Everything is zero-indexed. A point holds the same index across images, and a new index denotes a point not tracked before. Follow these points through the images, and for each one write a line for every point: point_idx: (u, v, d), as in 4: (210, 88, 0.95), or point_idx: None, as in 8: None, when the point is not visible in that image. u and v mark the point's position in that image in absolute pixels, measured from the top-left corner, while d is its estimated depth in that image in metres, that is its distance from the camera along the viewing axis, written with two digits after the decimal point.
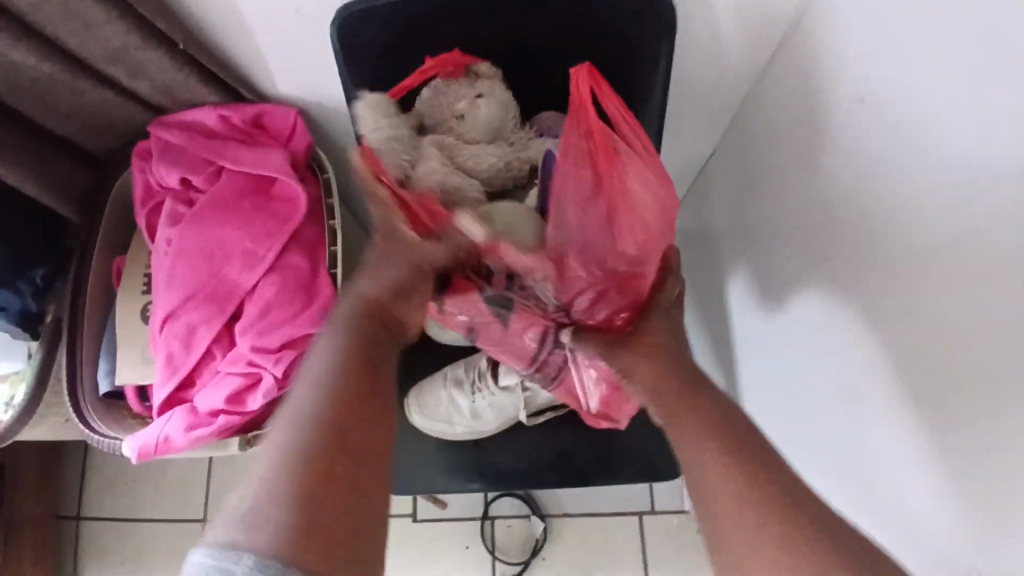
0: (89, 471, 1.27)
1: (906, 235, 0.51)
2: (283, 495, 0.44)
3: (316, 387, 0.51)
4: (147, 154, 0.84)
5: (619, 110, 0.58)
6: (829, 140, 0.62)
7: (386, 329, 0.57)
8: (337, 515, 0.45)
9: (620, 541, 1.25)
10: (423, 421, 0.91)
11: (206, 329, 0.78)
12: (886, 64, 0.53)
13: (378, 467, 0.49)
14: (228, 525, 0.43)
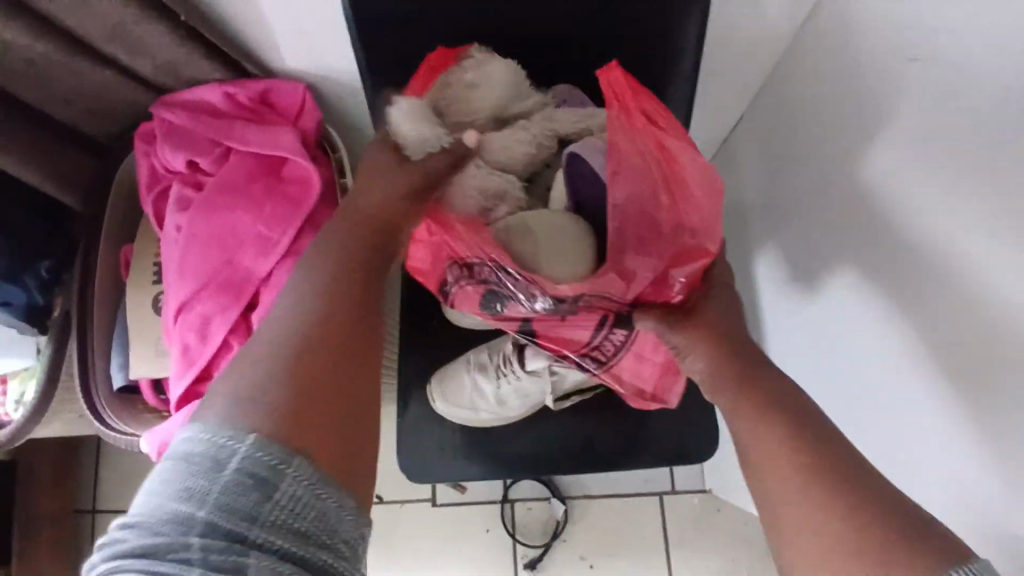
0: (101, 464, 1.24)
1: (976, 207, 0.47)
2: (278, 381, 0.43)
3: (310, 286, 0.50)
4: (150, 136, 0.80)
5: (658, 108, 0.56)
6: (876, 106, 0.58)
7: (378, 242, 0.55)
8: (331, 406, 0.44)
9: (643, 522, 1.23)
10: (447, 409, 0.88)
11: (221, 319, 0.75)
12: (957, 19, 0.48)
13: (373, 366, 0.49)
14: (219, 405, 0.42)
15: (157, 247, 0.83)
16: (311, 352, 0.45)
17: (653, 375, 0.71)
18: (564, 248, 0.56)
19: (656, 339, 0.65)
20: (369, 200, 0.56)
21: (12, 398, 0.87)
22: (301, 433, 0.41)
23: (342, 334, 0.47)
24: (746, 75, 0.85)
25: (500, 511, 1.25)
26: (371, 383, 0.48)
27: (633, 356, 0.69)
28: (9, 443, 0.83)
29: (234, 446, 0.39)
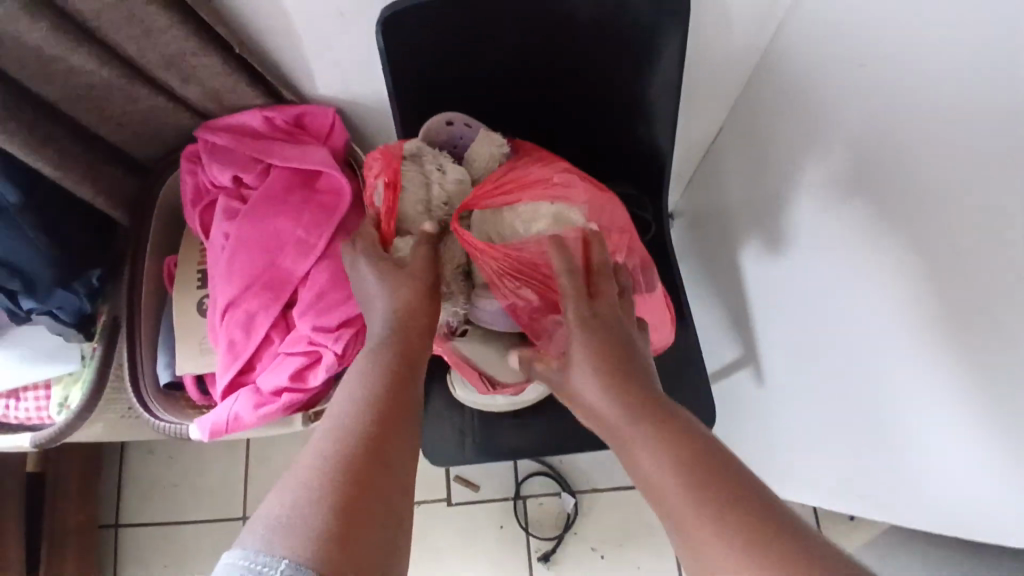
0: (124, 477, 1.30)
1: (946, 172, 0.57)
2: (319, 510, 0.47)
3: (354, 394, 0.57)
4: (195, 157, 0.89)
5: (513, 196, 0.69)
6: (850, 100, 0.69)
7: (410, 334, 0.63)
8: (364, 534, 0.47)
9: (650, 512, 1.30)
10: (467, 396, 0.94)
11: (264, 315, 0.82)
12: (905, 28, 0.60)
13: (399, 488, 0.52)
14: (256, 536, 0.45)
15: (200, 255, 0.91)
16: (345, 486, 0.49)
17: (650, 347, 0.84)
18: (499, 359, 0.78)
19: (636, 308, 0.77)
20: (408, 307, 0.63)
21: (55, 402, 0.92)
22: (329, 556, 0.44)
23: (371, 461, 0.51)
24: (724, 93, 0.97)
25: (514, 508, 1.31)
26: (398, 512, 0.51)
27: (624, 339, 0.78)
28: (53, 442, 0.88)
29: (273, 568, 0.43)
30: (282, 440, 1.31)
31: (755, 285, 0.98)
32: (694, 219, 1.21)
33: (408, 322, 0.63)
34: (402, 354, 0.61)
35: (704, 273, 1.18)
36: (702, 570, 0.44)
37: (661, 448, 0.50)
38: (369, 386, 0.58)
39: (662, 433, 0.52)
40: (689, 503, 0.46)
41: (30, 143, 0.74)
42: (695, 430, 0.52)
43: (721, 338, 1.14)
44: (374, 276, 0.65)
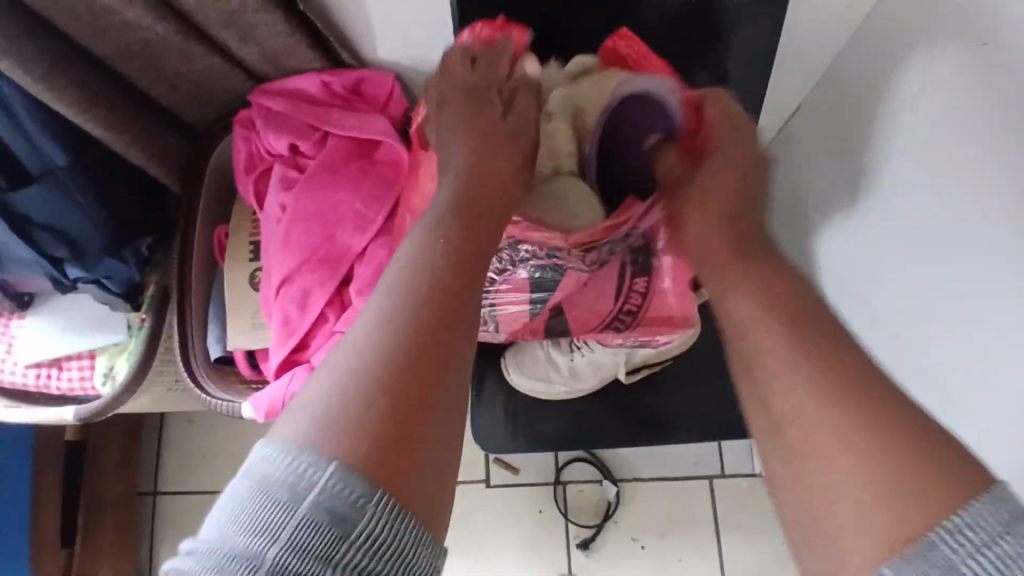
0: (164, 446, 1.30)
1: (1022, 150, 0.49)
2: (365, 401, 0.43)
3: (413, 267, 0.50)
4: (249, 123, 0.85)
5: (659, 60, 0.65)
6: None
7: (488, 210, 0.56)
8: (414, 423, 0.43)
9: (692, 505, 1.24)
10: (519, 379, 0.89)
11: (321, 292, 0.78)
12: None
13: (458, 378, 0.47)
14: (292, 428, 0.43)
15: (252, 226, 0.88)
16: (400, 370, 0.44)
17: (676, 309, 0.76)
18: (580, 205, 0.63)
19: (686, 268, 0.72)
20: (482, 180, 0.58)
21: (100, 372, 0.89)
22: (374, 450, 0.41)
23: (416, 384, 0.44)
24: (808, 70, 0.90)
25: (554, 492, 1.26)
26: (456, 401, 0.47)
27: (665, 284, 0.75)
28: (101, 415, 0.85)
29: (310, 472, 0.40)
30: None
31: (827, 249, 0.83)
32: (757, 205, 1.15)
33: (466, 224, 0.54)
34: (472, 231, 0.54)
35: None
36: (820, 459, 0.44)
37: (761, 296, 0.52)
38: (436, 255, 0.51)
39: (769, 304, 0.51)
40: (808, 375, 0.46)
41: (81, 102, 0.70)
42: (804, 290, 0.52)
43: None
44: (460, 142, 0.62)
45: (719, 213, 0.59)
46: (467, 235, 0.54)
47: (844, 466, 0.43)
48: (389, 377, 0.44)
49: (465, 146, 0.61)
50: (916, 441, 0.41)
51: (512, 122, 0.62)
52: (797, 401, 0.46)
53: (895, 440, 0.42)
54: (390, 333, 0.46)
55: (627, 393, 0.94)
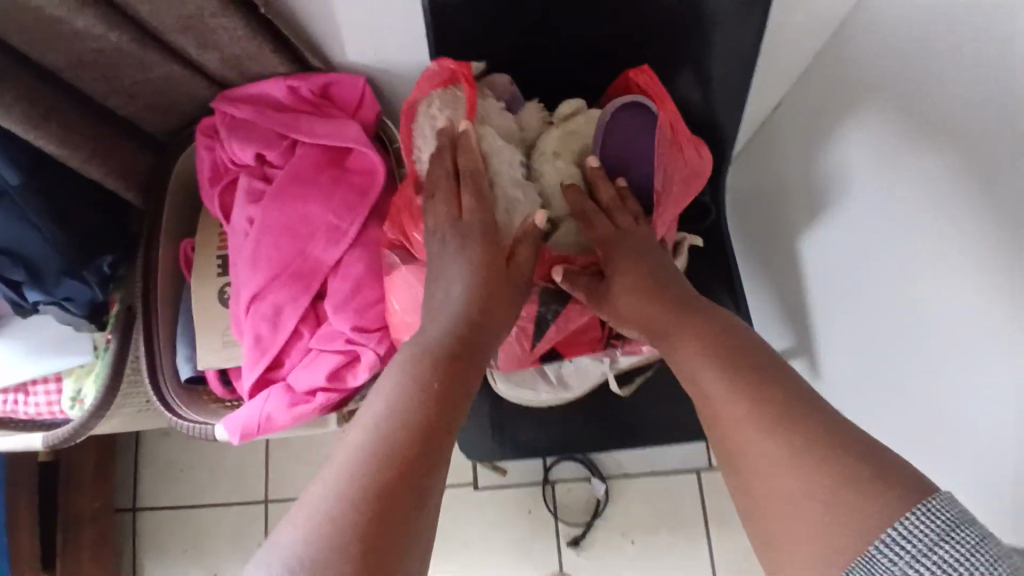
0: (142, 460, 1.27)
1: None
2: (350, 527, 0.42)
3: (403, 388, 0.51)
4: (212, 131, 0.81)
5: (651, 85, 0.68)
6: (964, 80, 0.61)
7: (483, 318, 0.59)
8: (395, 548, 0.43)
9: (682, 501, 1.23)
10: (507, 389, 0.85)
11: (294, 308, 0.74)
12: None
13: (433, 501, 0.46)
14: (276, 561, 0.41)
15: (220, 238, 0.84)
16: (385, 492, 0.44)
17: None
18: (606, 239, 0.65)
19: None
20: (489, 286, 0.60)
21: (66, 396, 0.85)
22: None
23: (407, 484, 0.45)
24: (792, 63, 0.88)
25: (543, 492, 1.24)
26: (435, 518, 0.46)
27: None
28: (69, 441, 0.82)
29: None
30: None
31: (811, 271, 0.91)
32: (741, 198, 1.13)
33: (454, 341, 0.56)
34: (459, 348, 0.56)
35: (753, 256, 1.10)
36: (772, 479, 0.46)
37: (699, 346, 0.55)
38: (420, 375, 0.52)
39: (721, 347, 0.54)
40: (748, 414, 0.48)
41: (31, 116, 0.66)
42: (742, 333, 0.55)
43: (772, 324, 1.07)
44: (456, 255, 0.61)
45: (639, 279, 0.62)
46: (460, 339, 0.56)
47: (799, 501, 0.44)
48: (376, 498, 0.44)
49: (462, 258, 0.61)
50: (843, 448, 0.44)
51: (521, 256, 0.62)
52: (745, 437, 0.48)
53: (847, 477, 0.43)
54: (374, 448, 0.46)
55: (613, 396, 0.92)
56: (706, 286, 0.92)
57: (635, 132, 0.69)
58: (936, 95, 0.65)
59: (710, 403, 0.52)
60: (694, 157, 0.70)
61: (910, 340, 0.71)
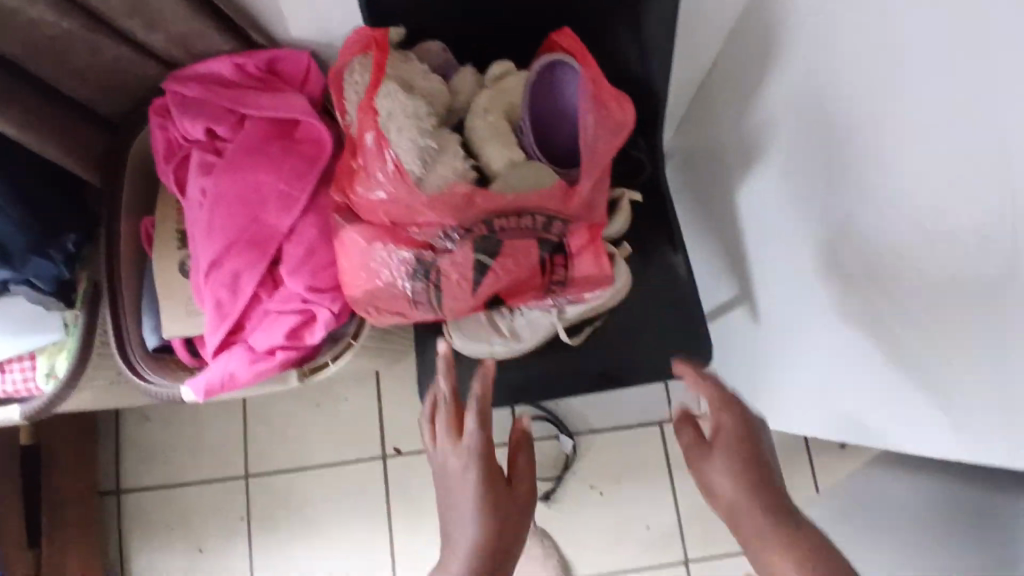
0: (122, 444, 1.31)
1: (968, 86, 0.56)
2: None
3: None
4: (164, 110, 0.84)
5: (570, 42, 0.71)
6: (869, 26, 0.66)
7: (506, 501, 0.64)
8: None
9: (646, 450, 1.29)
10: (461, 343, 0.90)
11: (251, 273, 0.77)
12: None
13: None
14: None
15: (178, 213, 0.88)
16: None
17: (605, 277, 0.76)
18: (530, 180, 0.66)
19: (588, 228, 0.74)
20: (499, 499, 0.63)
21: (41, 371, 0.89)
22: None
23: None
24: (720, 23, 0.93)
25: None
26: None
27: (587, 257, 0.75)
28: (45, 412, 0.86)
29: None
30: (277, 402, 1.32)
31: (748, 219, 0.96)
32: (687, 157, 1.17)
33: (500, 531, 0.62)
34: (501, 532, 0.62)
35: (698, 214, 1.14)
36: None
37: (783, 550, 0.58)
38: (477, 548, 0.61)
39: (785, 529, 0.60)
40: None
41: None
42: (810, 527, 0.60)
43: (718, 277, 1.12)
44: (453, 454, 0.66)
45: (732, 468, 0.63)
46: (507, 531, 0.63)
47: None
48: None
49: (467, 470, 0.65)
50: None
51: (521, 474, 0.66)
52: None
53: None
54: None
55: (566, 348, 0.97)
56: (647, 242, 0.97)
57: (561, 89, 0.73)
58: (883, 101, 0.65)
59: (760, 559, 0.60)
60: (622, 110, 0.71)
61: (880, 334, 0.72)
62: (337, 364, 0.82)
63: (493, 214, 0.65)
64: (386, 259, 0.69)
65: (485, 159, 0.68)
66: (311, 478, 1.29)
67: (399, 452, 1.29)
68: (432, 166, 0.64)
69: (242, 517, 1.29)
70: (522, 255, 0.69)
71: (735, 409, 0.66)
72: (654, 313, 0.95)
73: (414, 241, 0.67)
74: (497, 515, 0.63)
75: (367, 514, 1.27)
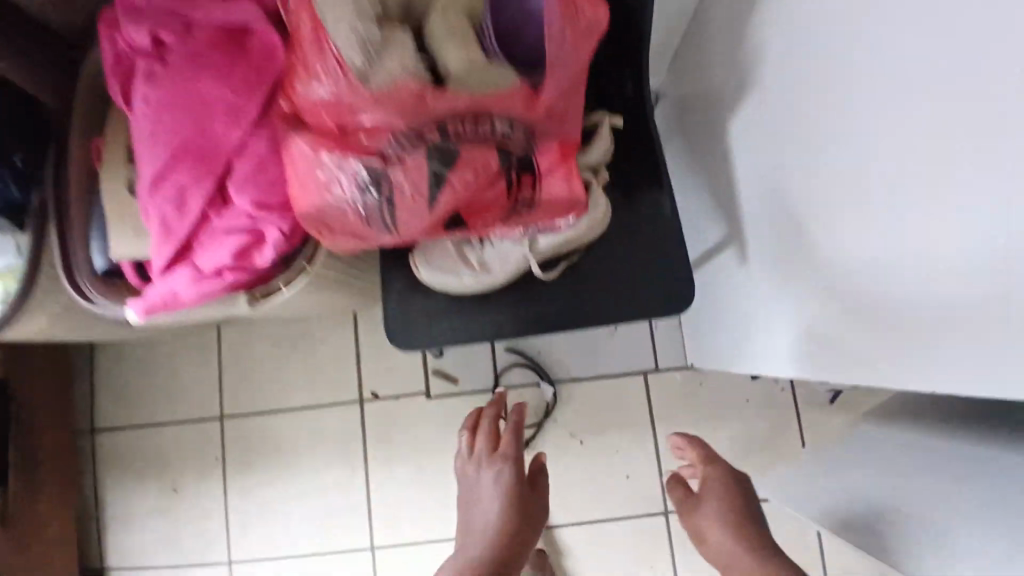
0: (98, 383, 1.32)
1: None
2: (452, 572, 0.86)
3: (488, 533, 0.89)
4: (113, 20, 0.79)
5: None
6: None
7: (526, 493, 0.93)
8: None
9: (629, 400, 1.25)
10: (429, 275, 0.81)
11: (198, 190, 0.71)
12: None
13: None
14: None
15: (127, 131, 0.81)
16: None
17: (578, 200, 0.69)
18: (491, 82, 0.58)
19: (561, 142, 0.67)
20: (523, 503, 0.92)
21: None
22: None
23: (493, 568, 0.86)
24: None
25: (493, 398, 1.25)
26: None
27: (558, 176, 0.68)
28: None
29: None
30: (253, 343, 1.30)
31: (741, 150, 0.88)
32: (681, 88, 1.09)
33: (524, 515, 0.91)
34: (512, 524, 0.89)
35: (687, 152, 1.08)
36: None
37: (735, 531, 0.82)
38: (500, 518, 0.90)
39: (743, 525, 0.82)
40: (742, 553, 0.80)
41: None
42: (751, 520, 0.83)
43: (704, 218, 1.07)
44: (492, 475, 0.94)
45: (719, 507, 0.85)
46: (524, 513, 0.91)
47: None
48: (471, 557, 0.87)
49: (499, 473, 0.93)
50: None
51: (541, 485, 0.95)
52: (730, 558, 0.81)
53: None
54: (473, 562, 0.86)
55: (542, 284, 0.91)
56: (631, 176, 0.89)
57: None
58: (879, 53, 0.57)
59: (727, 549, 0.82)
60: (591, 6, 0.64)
61: (870, 330, 0.66)
62: (290, 289, 0.79)
63: (446, 117, 0.58)
64: (335, 170, 0.61)
65: (444, 59, 0.58)
66: (286, 420, 1.27)
67: (375, 397, 1.26)
68: (377, 60, 0.56)
69: (217, 458, 1.29)
70: (482, 168, 0.63)
71: (739, 482, 0.87)
72: (642, 249, 0.86)
73: (363, 150, 0.60)
74: (518, 508, 0.91)
75: (342, 458, 1.25)
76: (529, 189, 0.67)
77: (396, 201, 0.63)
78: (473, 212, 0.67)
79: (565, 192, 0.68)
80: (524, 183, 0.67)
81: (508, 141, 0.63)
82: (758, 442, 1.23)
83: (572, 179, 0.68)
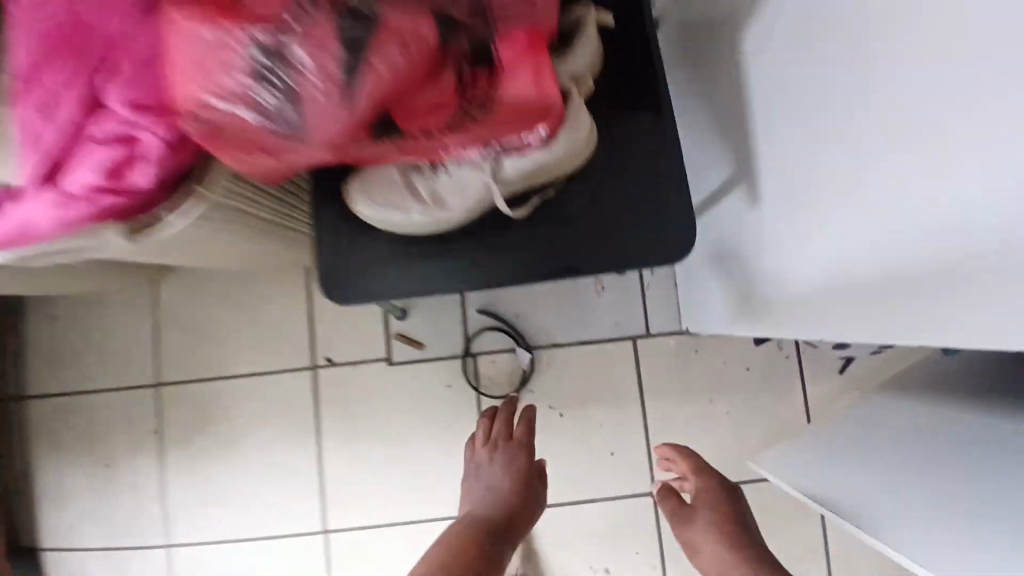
0: (22, 344, 1.18)
1: None
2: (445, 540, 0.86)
3: (486, 505, 0.91)
4: None
5: None
6: None
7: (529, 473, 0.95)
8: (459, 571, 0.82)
9: (616, 368, 1.12)
10: (370, 211, 0.64)
11: (51, 75, 0.50)
12: None
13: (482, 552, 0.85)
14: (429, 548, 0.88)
15: None
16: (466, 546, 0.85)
17: (544, 101, 0.55)
18: None
19: (514, 27, 0.55)
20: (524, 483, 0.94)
21: None
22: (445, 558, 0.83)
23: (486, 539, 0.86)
24: None
25: (463, 365, 1.11)
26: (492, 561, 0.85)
27: (514, 69, 0.55)
28: None
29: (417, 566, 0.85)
30: (194, 301, 1.15)
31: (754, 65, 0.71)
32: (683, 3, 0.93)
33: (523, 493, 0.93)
34: (510, 500, 0.92)
35: (686, 80, 0.92)
36: None
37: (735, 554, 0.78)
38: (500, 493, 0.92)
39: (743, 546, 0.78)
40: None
41: None
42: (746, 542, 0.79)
43: (702, 160, 0.93)
44: (495, 456, 0.95)
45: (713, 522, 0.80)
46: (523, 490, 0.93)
47: None
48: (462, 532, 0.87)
49: (502, 452, 0.96)
50: None
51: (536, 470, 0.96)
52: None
53: None
54: (466, 531, 0.87)
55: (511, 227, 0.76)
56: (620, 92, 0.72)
57: None
58: None
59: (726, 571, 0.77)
60: None
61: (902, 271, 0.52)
62: (176, 218, 0.61)
63: None
64: (216, 47, 0.47)
65: None
66: (230, 388, 1.13)
67: (330, 363, 1.12)
68: None
69: (154, 429, 1.15)
70: (411, 44, 0.49)
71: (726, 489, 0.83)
72: (632, 184, 0.71)
73: (251, 18, 0.47)
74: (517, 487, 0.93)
75: (293, 431, 1.12)
76: (476, 85, 0.55)
77: (299, 91, 0.48)
78: (408, 114, 0.53)
79: (527, 89, 0.55)
80: (469, 75, 0.54)
81: (441, 14, 0.51)
82: (756, 416, 1.11)
83: (536, 72, 0.54)
